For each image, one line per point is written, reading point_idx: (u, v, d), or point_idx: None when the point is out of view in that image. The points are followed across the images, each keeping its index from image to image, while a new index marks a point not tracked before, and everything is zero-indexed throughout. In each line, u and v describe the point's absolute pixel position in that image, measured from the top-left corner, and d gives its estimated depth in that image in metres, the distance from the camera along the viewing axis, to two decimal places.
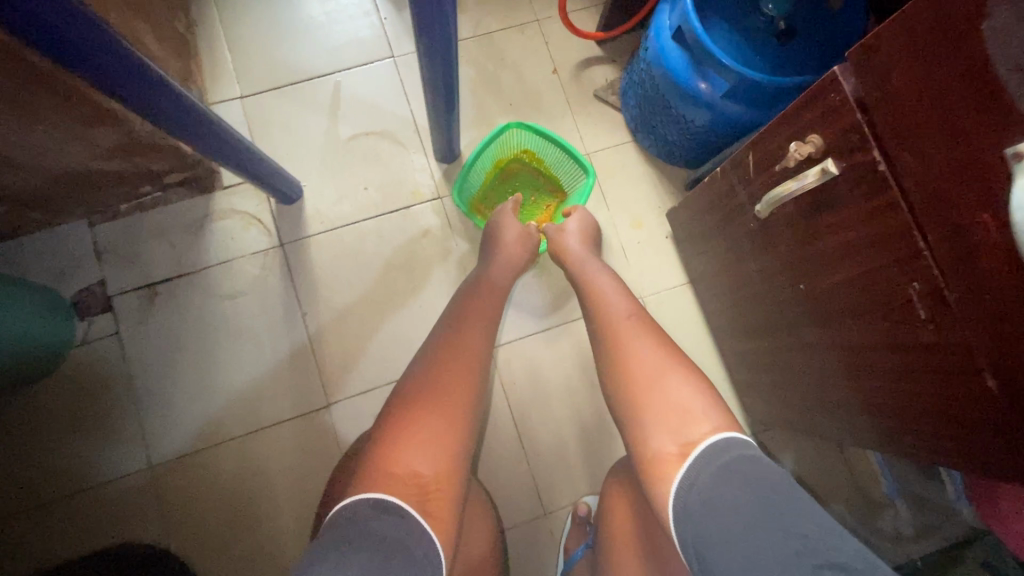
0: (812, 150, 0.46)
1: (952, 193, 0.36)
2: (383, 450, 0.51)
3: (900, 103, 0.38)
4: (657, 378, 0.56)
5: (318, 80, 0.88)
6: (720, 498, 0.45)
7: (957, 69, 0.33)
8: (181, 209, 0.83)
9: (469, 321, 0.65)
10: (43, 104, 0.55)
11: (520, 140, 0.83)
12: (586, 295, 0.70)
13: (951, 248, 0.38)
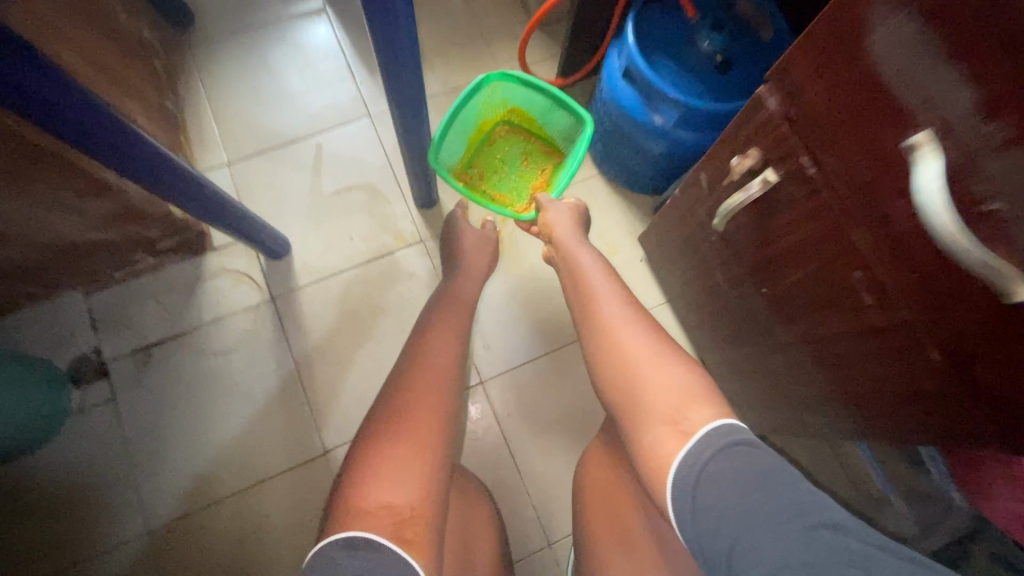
0: (752, 163, 0.51)
1: (872, 186, 0.40)
2: (371, 476, 0.52)
3: (817, 113, 0.43)
4: (684, 390, 0.53)
5: (300, 142, 0.94)
6: (718, 476, 0.45)
7: (856, 79, 0.38)
8: (174, 272, 0.86)
9: (448, 346, 0.67)
10: (38, 176, 0.60)
11: (506, 97, 0.83)
12: (574, 289, 0.69)
13: (881, 235, 0.42)
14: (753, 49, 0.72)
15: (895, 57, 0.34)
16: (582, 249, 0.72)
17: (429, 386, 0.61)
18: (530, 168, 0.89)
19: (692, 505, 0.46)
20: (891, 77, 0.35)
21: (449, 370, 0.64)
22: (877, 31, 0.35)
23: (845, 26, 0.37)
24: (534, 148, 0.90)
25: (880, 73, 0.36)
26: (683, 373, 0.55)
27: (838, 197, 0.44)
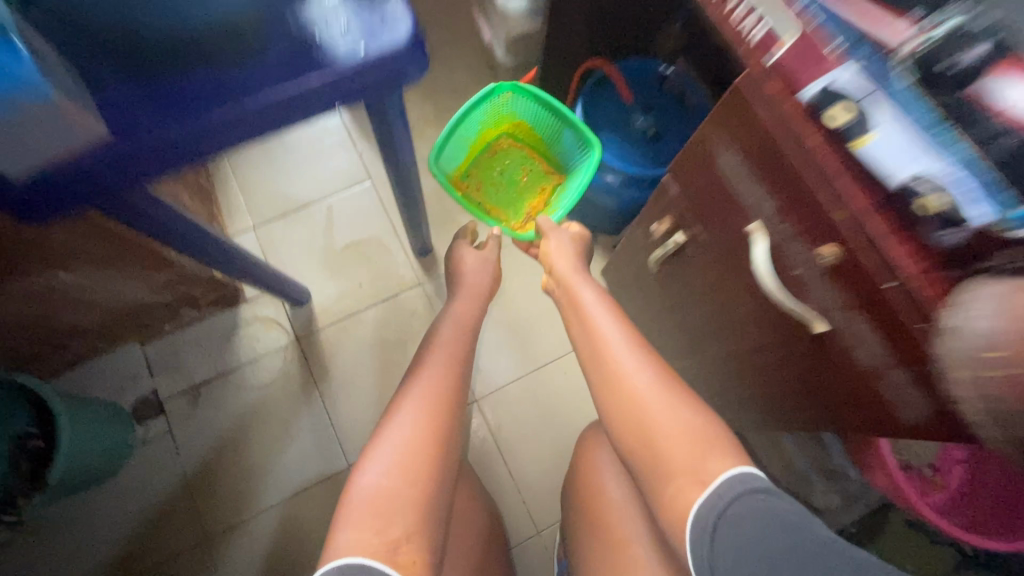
0: (665, 228, 0.69)
1: (731, 253, 0.58)
2: (369, 509, 0.58)
3: (696, 201, 0.61)
4: (701, 438, 0.57)
5: (314, 205, 1.11)
6: (739, 522, 0.48)
7: (713, 184, 0.56)
8: (215, 322, 1.02)
9: (449, 372, 0.71)
10: (122, 261, 0.75)
11: (513, 112, 0.95)
12: (581, 325, 0.72)
13: (741, 286, 0.59)
14: (678, 122, 0.90)
15: (731, 175, 0.53)
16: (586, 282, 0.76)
17: (433, 417, 0.66)
18: (529, 184, 0.99)
19: (711, 548, 0.48)
20: (731, 187, 0.53)
21: (453, 394, 0.69)
22: (720, 158, 0.53)
23: (703, 151, 0.55)
24: (534, 165, 1.00)
25: (726, 183, 0.54)
26: (693, 417, 0.59)
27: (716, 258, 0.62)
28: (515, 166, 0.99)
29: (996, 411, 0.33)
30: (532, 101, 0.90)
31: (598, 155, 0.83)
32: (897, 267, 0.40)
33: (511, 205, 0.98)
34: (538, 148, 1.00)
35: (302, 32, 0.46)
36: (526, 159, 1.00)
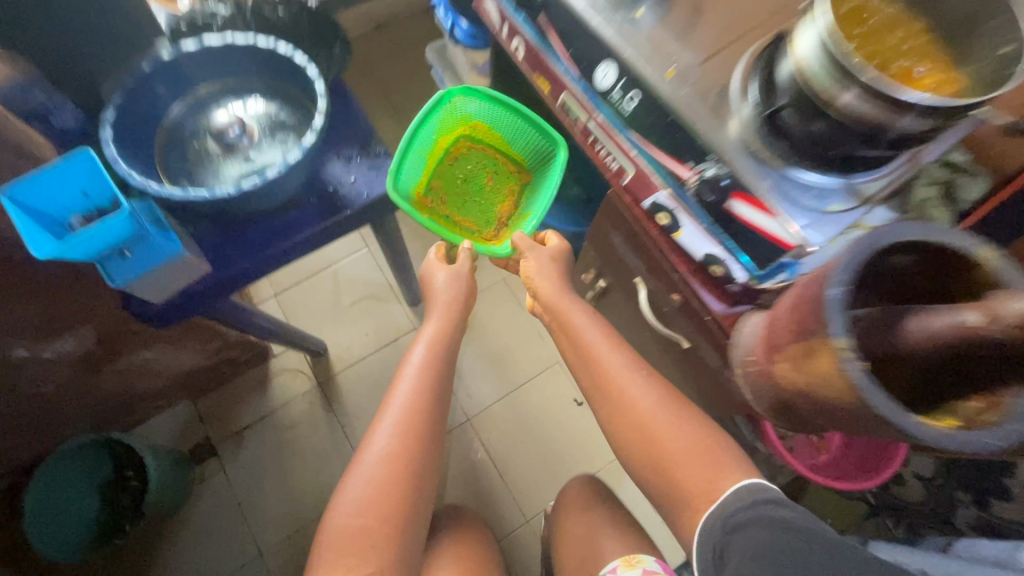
0: (592, 277, 0.95)
1: (632, 296, 0.84)
2: (341, 548, 0.67)
3: (606, 260, 0.87)
4: (712, 464, 0.67)
5: (322, 272, 1.36)
6: (746, 526, 0.56)
7: (612, 252, 0.83)
8: (251, 376, 1.25)
9: (412, 395, 0.77)
10: (189, 338, 0.98)
11: (466, 115, 0.95)
12: (585, 357, 0.81)
13: (643, 317, 0.85)
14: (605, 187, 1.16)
15: (621, 248, 0.79)
16: (581, 313, 0.83)
17: (396, 442, 0.73)
18: (495, 186, 0.99)
19: (720, 550, 0.57)
20: (624, 254, 0.79)
21: (419, 413, 0.76)
22: (614, 236, 0.79)
23: (603, 231, 0.82)
24: (497, 165, 1.00)
25: (620, 251, 0.80)
26: (699, 436, 0.70)
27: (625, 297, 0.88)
28: (478, 171, 0.99)
29: (753, 391, 0.59)
30: (484, 99, 0.91)
31: (565, 153, 0.85)
32: (711, 311, 0.67)
33: (481, 214, 0.97)
34: (497, 145, 1.00)
35: (330, 190, 0.71)
36: (487, 159, 1.00)
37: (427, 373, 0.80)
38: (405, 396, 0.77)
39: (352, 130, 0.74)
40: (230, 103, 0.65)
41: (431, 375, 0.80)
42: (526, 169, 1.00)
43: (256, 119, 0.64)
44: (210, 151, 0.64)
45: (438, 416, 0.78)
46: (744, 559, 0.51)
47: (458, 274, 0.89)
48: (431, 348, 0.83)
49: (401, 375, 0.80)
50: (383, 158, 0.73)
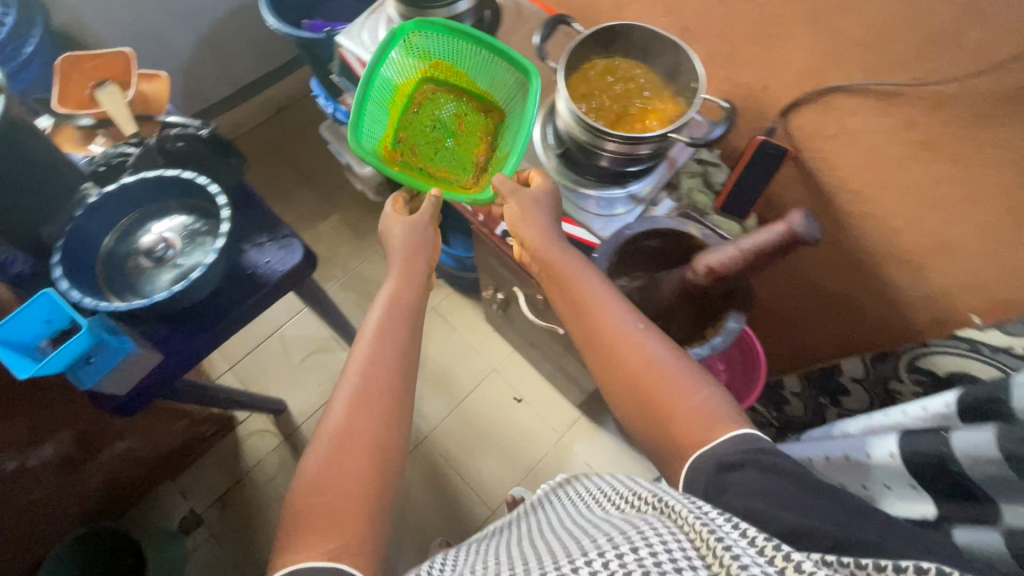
0: (492, 291, 1.15)
1: (520, 301, 1.04)
2: (307, 522, 0.51)
3: (495, 277, 1.07)
4: (716, 411, 0.54)
5: (270, 338, 1.50)
6: (742, 463, 0.48)
7: (496, 271, 1.03)
8: (223, 446, 1.38)
9: (380, 359, 0.65)
10: (158, 421, 1.11)
11: (425, 53, 0.84)
12: (565, 289, 0.67)
13: (532, 316, 1.05)
14: None
15: (498, 267, 0.99)
16: (561, 250, 0.69)
17: (360, 407, 0.60)
18: (469, 129, 0.85)
19: (716, 486, 0.49)
20: (502, 271, 0.99)
21: (387, 380, 0.64)
22: (491, 259, 0.99)
23: (484, 257, 1.02)
24: (466, 107, 0.87)
25: (500, 269, 1.00)
26: (704, 388, 0.57)
27: (517, 302, 1.08)
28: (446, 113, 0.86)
29: None
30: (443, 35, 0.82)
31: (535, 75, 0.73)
32: None
33: (456, 160, 0.83)
34: (464, 86, 0.88)
35: (250, 272, 0.88)
36: (455, 104, 0.87)
37: (398, 333, 0.69)
38: (364, 361, 0.65)
39: (261, 219, 0.91)
40: (150, 226, 0.81)
41: (402, 336, 0.68)
42: (497, 106, 0.86)
43: (174, 233, 0.80)
44: (142, 265, 0.79)
45: (406, 383, 0.66)
46: (741, 494, 0.46)
47: (417, 224, 0.80)
48: (395, 310, 0.71)
49: (370, 340, 0.67)
50: (289, 238, 0.91)
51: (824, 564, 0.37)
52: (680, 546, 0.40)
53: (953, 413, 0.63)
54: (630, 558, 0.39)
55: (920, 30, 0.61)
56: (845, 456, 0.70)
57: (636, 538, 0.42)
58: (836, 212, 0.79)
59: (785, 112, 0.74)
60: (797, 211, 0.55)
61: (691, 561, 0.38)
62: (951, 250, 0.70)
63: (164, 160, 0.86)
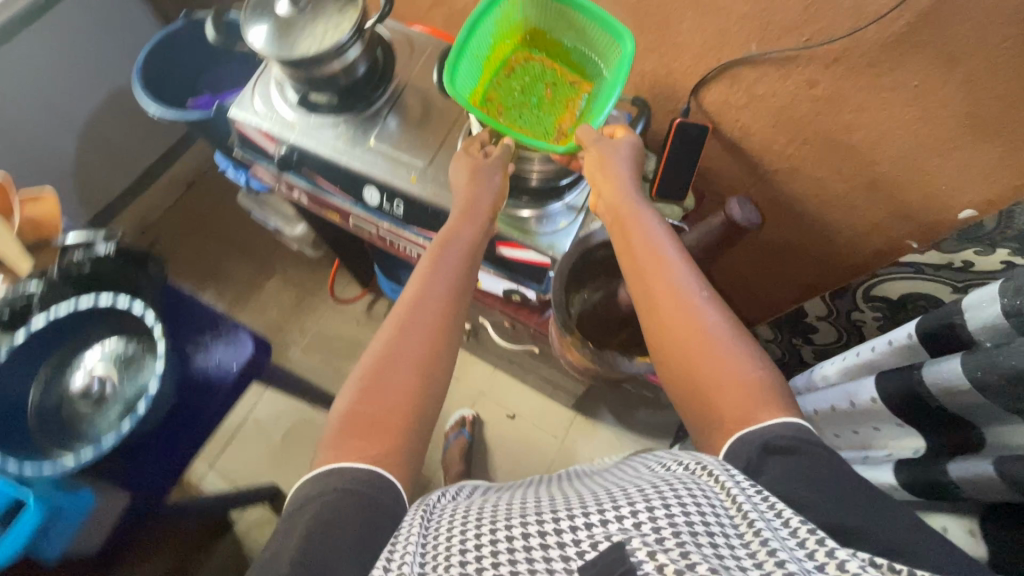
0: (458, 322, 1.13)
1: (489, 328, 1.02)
2: (351, 429, 0.54)
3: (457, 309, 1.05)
4: (761, 396, 0.52)
5: (244, 424, 1.43)
6: (794, 445, 0.47)
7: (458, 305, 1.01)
8: (224, 551, 1.31)
9: (430, 298, 0.63)
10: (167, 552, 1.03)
11: (525, 17, 0.70)
12: (627, 234, 0.65)
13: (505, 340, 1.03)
14: None
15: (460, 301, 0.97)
16: (636, 204, 0.67)
17: (407, 333, 0.60)
18: (557, 99, 0.72)
19: (756, 462, 0.47)
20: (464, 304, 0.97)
21: (439, 314, 0.62)
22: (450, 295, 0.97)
23: None
24: (557, 75, 0.73)
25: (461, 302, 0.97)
26: (760, 367, 0.54)
27: (485, 329, 1.06)
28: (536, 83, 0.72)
29: (580, 370, 0.80)
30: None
31: (631, 42, 0.62)
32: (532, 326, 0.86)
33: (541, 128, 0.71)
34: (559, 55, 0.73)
35: (204, 375, 0.82)
36: (546, 68, 0.73)
37: (457, 269, 0.67)
38: (420, 289, 0.64)
39: (199, 320, 0.86)
40: (77, 364, 0.75)
41: (456, 278, 0.66)
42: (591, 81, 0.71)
43: (106, 365, 0.74)
44: (80, 407, 0.73)
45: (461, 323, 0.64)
46: (779, 478, 0.45)
47: (486, 167, 0.72)
48: (454, 243, 0.68)
49: (424, 274, 0.65)
50: (234, 331, 0.86)
51: (872, 569, 0.37)
52: (717, 509, 0.42)
53: (917, 344, 0.65)
54: (664, 511, 0.41)
55: (793, 6, 0.58)
56: (830, 408, 0.72)
57: (671, 490, 0.44)
58: (765, 172, 0.80)
59: (694, 90, 0.74)
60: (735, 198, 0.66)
61: (727, 531, 0.41)
62: (878, 186, 0.72)
63: (76, 290, 0.80)
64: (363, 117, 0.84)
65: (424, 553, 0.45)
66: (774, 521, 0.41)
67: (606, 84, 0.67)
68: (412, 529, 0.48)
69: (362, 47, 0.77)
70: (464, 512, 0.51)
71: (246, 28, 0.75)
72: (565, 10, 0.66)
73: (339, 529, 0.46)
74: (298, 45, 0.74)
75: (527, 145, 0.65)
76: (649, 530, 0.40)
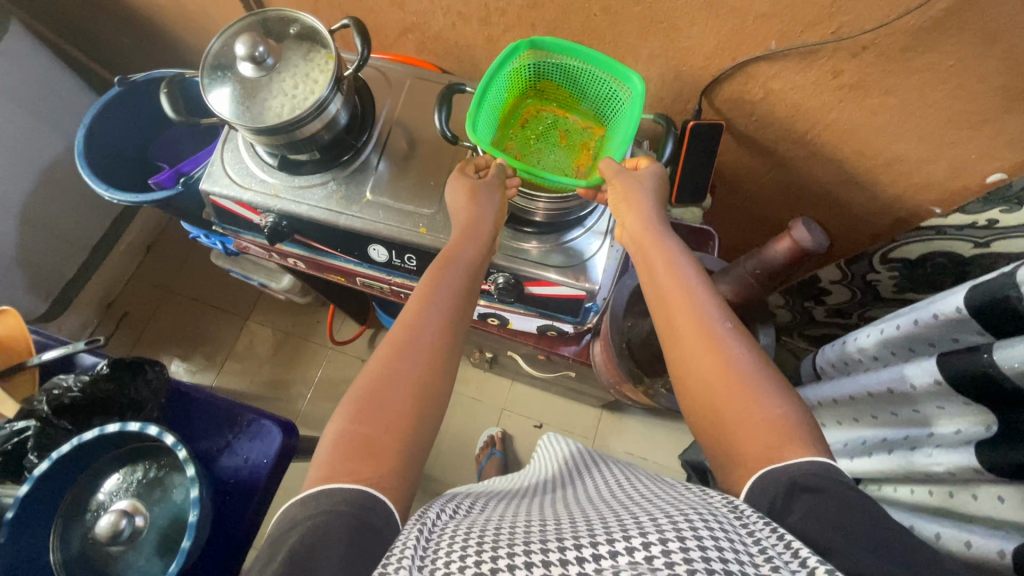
0: (480, 352, 1.09)
1: (520, 359, 0.99)
2: (343, 447, 0.49)
3: (480, 343, 1.01)
4: (791, 436, 0.47)
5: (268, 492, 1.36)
6: (827, 487, 0.43)
7: (482, 339, 0.97)
8: None
9: (424, 324, 0.57)
10: None
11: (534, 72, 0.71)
12: (652, 265, 0.61)
13: (537, 366, 1.00)
14: None
15: (487, 338, 0.94)
16: (660, 234, 0.62)
17: (399, 368, 0.54)
18: (573, 141, 0.74)
19: (782, 502, 0.44)
20: (491, 339, 0.94)
21: (433, 351, 0.56)
22: (474, 331, 0.93)
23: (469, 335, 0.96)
24: (570, 121, 0.75)
25: (486, 337, 0.94)
26: (785, 404, 0.49)
27: (514, 358, 1.03)
28: (552, 132, 0.74)
29: (632, 397, 0.79)
30: (560, 55, 0.67)
31: (641, 82, 0.62)
32: (576, 357, 0.85)
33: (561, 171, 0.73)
34: (572, 102, 0.75)
35: (234, 477, 0.76)
36: (559, 116, 0.75)
37: (455, 292, 0.61)
38: (413, 310, 0.58)
39: (216, 418, 0.80)
40: (97, 497, 0.68)
41: (455, 301, 0.60)
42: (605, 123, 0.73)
43: (127, 496, 0.68)
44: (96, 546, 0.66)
45: (457, 352, 0.58)
46: (807, 515, 0.41)
47: (486, 187, 0.66)
48: (453, 268, 0.62)
49: (420, 299, 0.59)
50: (257, 423, 0.79)
51: None
52: (732, 540, 0.39)
53: (967, 317, 0.63)
54: (677, 544, 0.38)
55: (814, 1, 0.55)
56: (888, 389, 0.73)
57: (683, 519, 0.41)
58: (784, 159, 0.78)
59: (705, 90, 0.72)
60: (799, 220, 0.58)
61: (746, 565, 0.37)
62: (902, 163, 0.71)
63: (74, 425, 0.73)
64: (350, 168, 0.77)
65: (422, 565, 0.40)
66: (791, 562, 0.37)
67: (619, 124, 0.68)
68: (408, 542, 0.42)
69: (343, 97, 0.70)
70: (466, 529, 0.46)
71: (203, 86, 0.67)
72: (574, 60, 0.66)
73: (324, 552, 0.41)
74: (269, 105, 0.66)
75: (553, 181, 0.62)
76: (662, 565, 0.37)
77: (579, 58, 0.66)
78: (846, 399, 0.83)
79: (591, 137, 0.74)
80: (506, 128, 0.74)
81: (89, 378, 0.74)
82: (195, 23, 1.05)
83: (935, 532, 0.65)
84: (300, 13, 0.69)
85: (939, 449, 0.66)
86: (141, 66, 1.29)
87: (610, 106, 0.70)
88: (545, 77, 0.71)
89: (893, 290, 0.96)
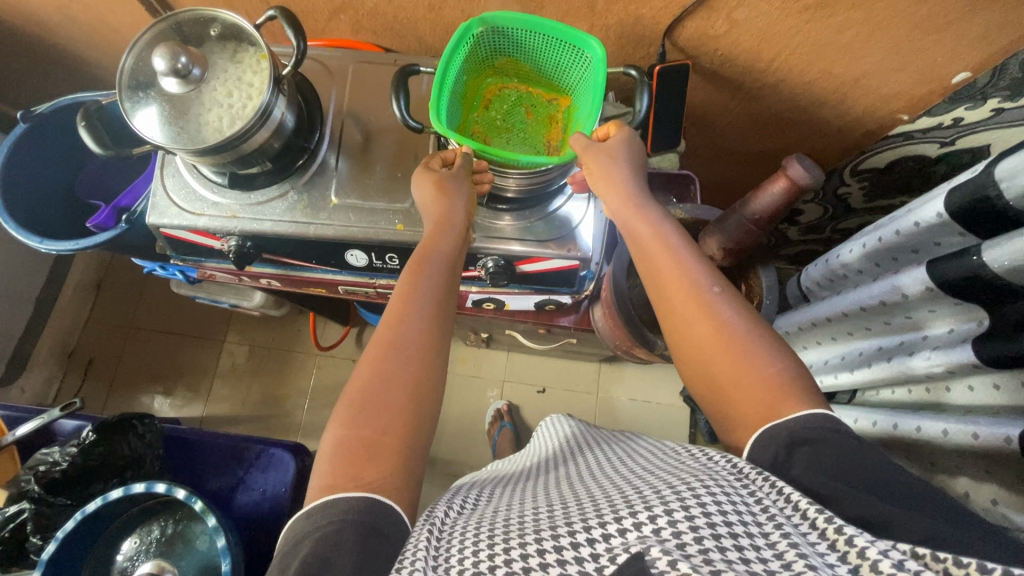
0: (477, 334, 1.08)
1: (519, 334, 0.97)
2: (345, 455, 0.47)
3: (475, 326, 0.98)
4: (791, 392, 0.47)
5: None
6: (823, 439, 0.43)
7: (479, 322, 0.95)
8: None
9: (406, 337, 0.53)
10: None
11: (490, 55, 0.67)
12: (636, 235, 0.59)
13: (537, 339, 0.99)
14: None
15: (484, 320, 0.92)
16: (641, 203, 0.60)
17: (388, 370, 0.52)
18: (539, 117, 0.70)
19: (783, 456, 0.44)
20: (489, 321, 0.92)
21: (417, 358, 0.53)
22: (469, 316, 0.90)
23: (465, 320, 0.94)
24: (533, 98, 0.71)
25: (485, 320, 0.91)
26: (780, 363, 0.49)
27: (512, 334, 1.01)
28: (517, 114, 0.70)
29: (638, 355, 0.79)
30: (513, 31, 0.62)
31: (601, 46, 0.58)
32: (577, 324, 0.84)
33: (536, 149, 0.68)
34: (532, 79, 0.70)
35: (252, 514, 0.74)
36: (522, 95, 0.71)
37: (436, 296, 0.57)
38: (395, 320, 0.54)
39: (220, 456, 0.76)
40: (118, 560, 0.66)
41: (436, 305, 0.56)
42: (570, 94, 0.69)
43: (149, 556, 0.65)
44: None
45: (445, 363, 0.55)
46: (809, 468, 0.42)
47: (456, 179, 0.63)
48: (431, 267, 0.59)
49: (402, 301, 0.56)
50: (264, 454, 0.76)
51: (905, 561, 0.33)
52: (736, 501, 0.40)
53: (947, 220, 0.64)
54: (682, 513, 0.39)
55: None
56: (880, 302, 0.75)
57: (687, 488, 0.42)
58: (752, 88, 0.76)
59: (667, 32, 0.69)
60: (793, 158, 0.58)
61: (750, 527, 0.38)
62: (867, 78, 0.70)
63: (73, 498, 0.70)
64: (308, 173, 0.71)
65: (437, 567, 0.40)
66: (792, 514, 0.39)
67: (585, 91, 0.65)
68: (420, 543, 0.42)
69: (285, 98, 0.63)
70: (476, 524, 0.45)
71: (124, 108, 0.59)
72: (529, 33, 0.62)
73: (336, 559, 0.40)
74: (206, 119, 0.60)
75: (527, 162, 0.58)
76: (669, 535, 0.37)
77: (534, 31, 0.62)
78: (838, 317, 0.85)
79: (558, 110, 0.70)
80: (469, 117, 0.69)
81: (77, 449, 0.70)
82: (96, 37, 0.94)
83: (942, 428, 0.67)
84: (218, 10, 0.62)
85: (936, 350, 0.69)
86: (43, 92, 1.16)
87: (572, 76, 0.66)
88: (501, 57, 0.67)
89: (862, 201, 0.98)
